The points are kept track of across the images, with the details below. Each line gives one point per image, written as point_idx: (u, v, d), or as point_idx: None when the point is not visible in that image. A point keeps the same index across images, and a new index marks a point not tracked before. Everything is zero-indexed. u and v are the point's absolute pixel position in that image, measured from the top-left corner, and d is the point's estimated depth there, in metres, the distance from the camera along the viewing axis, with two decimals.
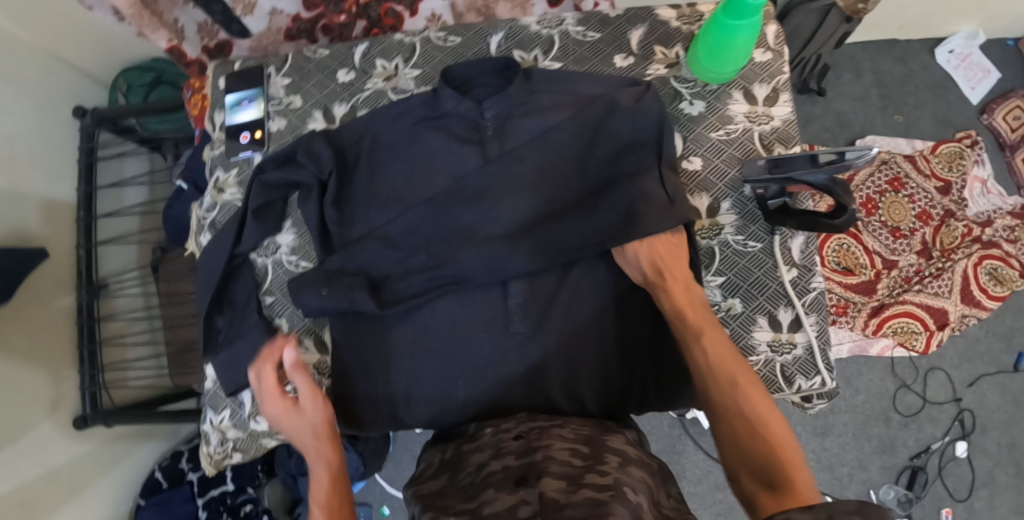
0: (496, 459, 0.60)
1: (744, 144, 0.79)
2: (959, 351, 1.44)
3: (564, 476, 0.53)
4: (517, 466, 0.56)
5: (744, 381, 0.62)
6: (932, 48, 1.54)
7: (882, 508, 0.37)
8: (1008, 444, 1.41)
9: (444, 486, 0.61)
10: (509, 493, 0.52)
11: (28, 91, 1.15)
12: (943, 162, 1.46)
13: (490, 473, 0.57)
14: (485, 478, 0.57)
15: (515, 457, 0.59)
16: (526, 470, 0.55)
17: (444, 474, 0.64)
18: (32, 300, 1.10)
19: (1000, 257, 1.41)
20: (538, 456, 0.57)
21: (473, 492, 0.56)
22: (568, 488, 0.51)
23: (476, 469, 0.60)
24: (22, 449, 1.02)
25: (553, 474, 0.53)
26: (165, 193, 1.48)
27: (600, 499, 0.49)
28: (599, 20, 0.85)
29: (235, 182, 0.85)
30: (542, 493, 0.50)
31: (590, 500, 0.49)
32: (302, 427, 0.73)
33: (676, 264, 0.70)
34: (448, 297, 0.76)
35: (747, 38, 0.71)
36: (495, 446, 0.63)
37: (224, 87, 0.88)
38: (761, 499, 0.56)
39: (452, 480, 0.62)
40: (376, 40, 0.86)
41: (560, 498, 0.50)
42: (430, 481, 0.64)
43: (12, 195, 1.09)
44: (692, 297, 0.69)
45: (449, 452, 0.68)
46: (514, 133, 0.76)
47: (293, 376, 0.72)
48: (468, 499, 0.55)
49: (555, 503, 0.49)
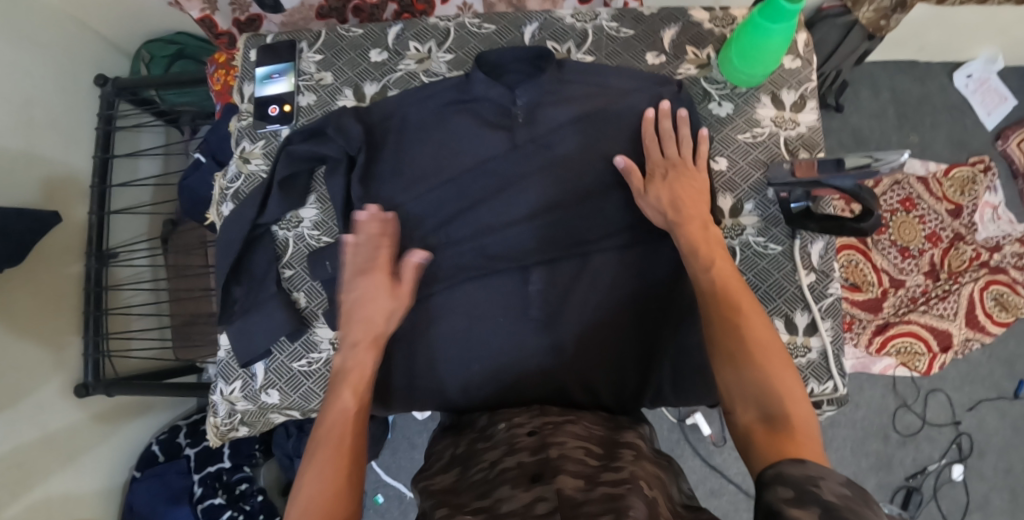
0: (510, 455, 0.58)
1: (769, 148, 0.80)
2: (961, 374, 1.45)
3: (580, 474, 0.52)
4: (533, 462, 0.55)
5: (749, 307, 0.58)
6: (951, 71, 1.55)
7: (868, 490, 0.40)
8: (1004, 470, 1.41)
9: (456, 482, 0.60)
10: (525, 490, 0.51)
11: (49, 54, 1.16)
12: (954, 186, 1.47)
13: (504, 469, 0.56)
14: (499, 474, 0.55)
15: (529, 453, 0.58)
16: (542, 467, 0.54)
17: (455, 468, 0.63)
18: (44, 261, 1.11)
19: (1007, 284, 1.41)
20: (552, 453, 0.56)
21: (487, 489, 0.55)
22: (585, 486, 0.51)
23: (489, 464, 0.59)
24: (21, 411, 1.02)
25: (569, 472, 0.52)
26: (179, 165, 1.47)
27: (618, 494, 0.48)
28: (633, 17, 0.86)
29: (261, 153, 0.86)
30: (559, 490, 0.49)
31: (608, 496, 0.48)
32: (381, 305, 0.69)
33: (694, 203, 0.69)
34: (469, 280, 0.76)
35: (782, 41, 0.72)
36: (508, 442, 0.61)
37: (256, 59, 0.89)
38: (756, 434, 0.50)
39: (464, 475, 0.60)
40: (410, 22, 0.87)
41: (577, 496, 0.49)
42: (441, 475, 0.63)
43: (27, 156, 1.10)
44: (708, 233, 0.67)
45: (461, 447, 0.67)
46: (544, 122, 0.77)
47: (404, 268, 0.71)
48: (482, 496, 0.54)
49: (573, 499, 0.48)
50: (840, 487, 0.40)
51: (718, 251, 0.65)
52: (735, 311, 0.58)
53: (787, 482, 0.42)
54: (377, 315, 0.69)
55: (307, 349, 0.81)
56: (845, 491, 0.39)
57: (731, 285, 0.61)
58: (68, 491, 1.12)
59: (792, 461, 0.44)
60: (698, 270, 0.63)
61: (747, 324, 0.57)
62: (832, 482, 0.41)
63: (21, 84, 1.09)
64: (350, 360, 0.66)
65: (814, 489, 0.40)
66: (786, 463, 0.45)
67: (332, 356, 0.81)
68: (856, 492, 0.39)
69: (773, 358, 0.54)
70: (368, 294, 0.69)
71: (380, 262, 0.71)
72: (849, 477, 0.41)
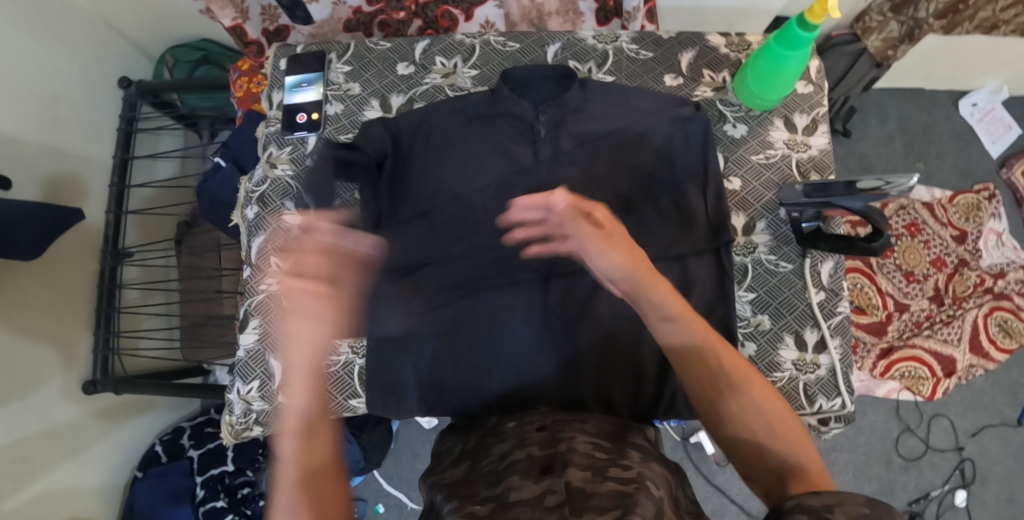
0: (520, 448, 0.59)
1: (782, 169, 0.83)
2: (964, 400, 1.45)
3: (588, 467, 0.53)
4: (543, 456, 0.56)
5: (742, 362, 0.61)
6: (956, 100, 1.58)
7: (889, 506, 0.42)
8: (1007, 498, 1.40)
9: (466, 474, 0.61)
10: (535, 482, 0.52)
11: (76, 53, 1.19)
12: (960, 213, 1.50)
13: (514, 461, 0.57)
14: (509, 465, 0.56)
15: (539, 446, 0.58)
16: (551, 460, 0.55)
17: (466, 462, 0.64)
18: (61, 255, 1.13)
19: (1011, 310, 1.43)
20: (562, 446, 0.57)
21: (497, 478, 0.55)
22: (593, 478, 0.52)
23: (499, 457, 0.60)
24: (28, 403, 1.03)
25: (578, 465, 0.53)
26: (196, 168, 1.49)
27: (625, 491, 0.49)
28: (653, 40, 0.89)
29: (288, 159, 0.89)
30: (568, 483, 0.50)
31: (616, 492, 0.49)
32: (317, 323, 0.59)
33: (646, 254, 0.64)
34: (489, 288, 0.78)
35: (797, 67, 0.75)
36: (518, 436, 0.62)
37: (285, 68, 0.92)
38: (781, 489, 0.54)
39: (474, 468, 0.61)
40: (437, 38, 0.91)
41: (586, 488, 0.50)
42: (452, 469, 0.64)
43: (52, 151, 1.13)
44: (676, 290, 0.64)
45: (472, 441, 0.68)
46: (567, 136, 0.80)
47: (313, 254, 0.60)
48: (492, 485, 0.54)
49: (582, 492, 0.49)
50: (858, 507, 0.42)
51: (687, 311, 0.62)
52: (736, 369, 0.59)
53: (806, 511, 0.43)
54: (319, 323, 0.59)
55: None
56: (864, 511, 0.41)
57: (711, 351, 0.60)
58: (71, 486, 1.12)
59: (808, 492, 0.45)
60: (684, 330, 0.61)
61: (752, 388, 0.59)
62: (851, 502, 0.43)
63: (48, 82, 1.12)
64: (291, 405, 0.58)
65: (827, 515, 0.42)
66: (802, 495, 0.46)
67: (350, 360, 0.83)
68: (875, 509, 0.41)
69: (779, 408, 0.58)
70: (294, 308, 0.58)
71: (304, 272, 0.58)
72: (866, 498, 0.43)
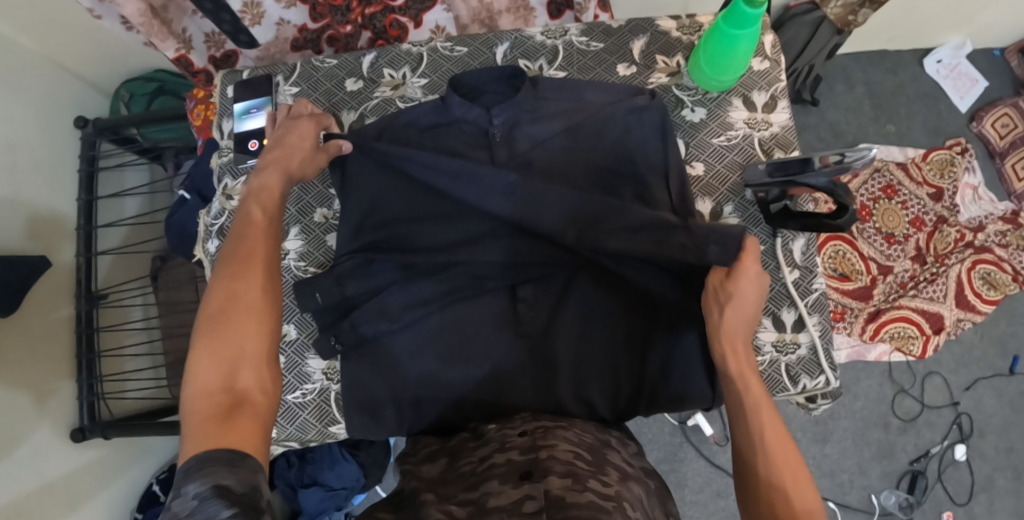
0: (501, 451, 0.58)
1: (744, 150, 0.82)
2: (956, 356, 1.46)
3: (568, 475, 0.51)
4: (522, 460, 0.54)
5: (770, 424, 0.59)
6: (920, 58, 1.57)
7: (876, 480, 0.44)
8: (1006, 447, 1.42)
9: (444, 473, 0.59)
10: (514, 487, 0.50)
11: (29, 97, 1.15)
12: (934, 170, 1.49)
13: (493, 465, 0.55)
14: (488, 469, 0.55)
15: (519, 451, 0.57)
16: (531, 465, 0.53)
17: (443, 459, 0.62)
18: (33, 304, 1.09)
19: (994, 262, 1.44)
20: (542, 454, 0.55)
21: (476, 482, 0.54)
22: (574, 487, 0.50)
23: (479, 459, 0.58)
24: (17, 459, 1.00)
25: (557, 472, 0.51)
26: (165, 202, 1.46)
27: (604, 506, 0.47)
28: (603, 30, 0.88)
29: (243, 189, 0.87)
30: (547, 491, 0.48)
31: (594, 505, 0.47)
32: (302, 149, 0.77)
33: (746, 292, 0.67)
34: (459, 301, 0.77)
35: (748, 46, 0.73)
36: (500, 440, 0.60)
37: (233, 95, 0.90)
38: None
39: (452, 467, 0.59)
40: (384, 50, 0.90)
41: (566, 496, 0.48)
42: (427, 464, 0.62)
43: (12, 202, 1.08)
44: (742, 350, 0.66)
45: (450, 441, 0.67)
46: (522, 140, 0.80)
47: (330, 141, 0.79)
48: (470, 488, 0.53)
49: (560, 501, 0.47)
50: None
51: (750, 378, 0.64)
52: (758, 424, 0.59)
53: None
54: (293, 153, 0.75)
55: (300, 381, 0.82)
56: None
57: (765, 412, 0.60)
58: None
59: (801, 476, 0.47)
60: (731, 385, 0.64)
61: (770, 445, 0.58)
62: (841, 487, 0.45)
63: (3, 131, 1.08)
64: (260, 180, 0.72)
65: None
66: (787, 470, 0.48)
67: (325, 386, 0.82)
68: None
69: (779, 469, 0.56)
70: (298, 132, 0.77)
71: (310, 136, 0.78)
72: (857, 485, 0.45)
